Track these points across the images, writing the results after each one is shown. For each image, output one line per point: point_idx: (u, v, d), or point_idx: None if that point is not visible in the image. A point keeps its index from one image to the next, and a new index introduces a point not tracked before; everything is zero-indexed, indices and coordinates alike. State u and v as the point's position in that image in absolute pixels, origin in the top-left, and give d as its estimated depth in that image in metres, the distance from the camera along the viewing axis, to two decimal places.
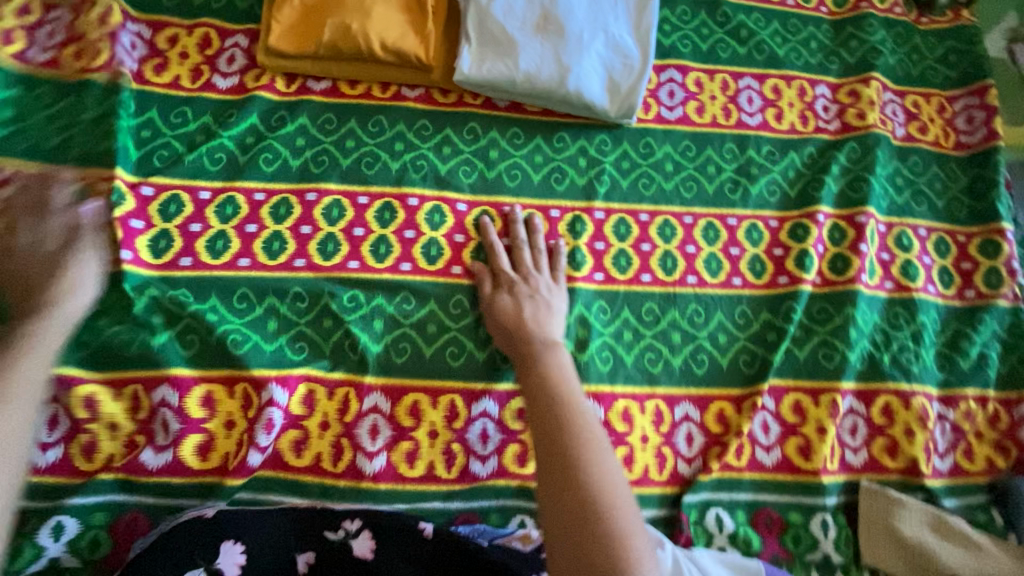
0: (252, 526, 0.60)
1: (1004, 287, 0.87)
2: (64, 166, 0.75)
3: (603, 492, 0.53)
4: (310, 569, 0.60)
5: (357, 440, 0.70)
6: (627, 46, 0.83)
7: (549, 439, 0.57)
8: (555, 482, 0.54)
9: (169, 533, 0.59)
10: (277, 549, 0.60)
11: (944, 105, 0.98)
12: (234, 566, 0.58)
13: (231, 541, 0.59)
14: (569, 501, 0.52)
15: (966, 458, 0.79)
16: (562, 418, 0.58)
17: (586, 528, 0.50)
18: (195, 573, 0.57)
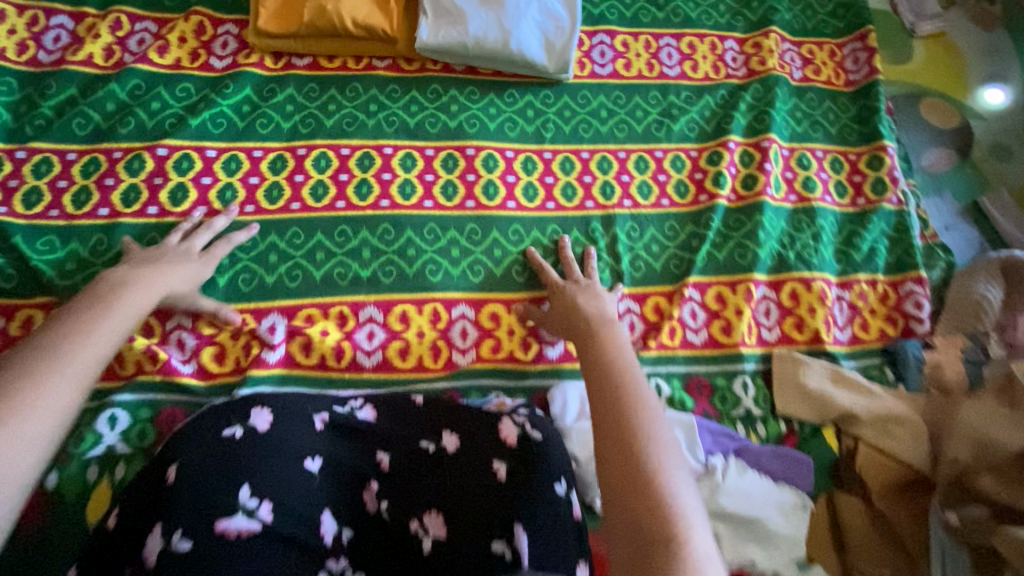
0: (275, 395, 0.72)
1: (888, 193, 1.05)
2: (90, 136, 0.89)
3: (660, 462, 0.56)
4: (327, 425, 0.72)
5: (356, 341, 0.84)
6: (558, 12, 1.00)
7: (616, 409, 0.61)
8: (614, 441, 0.58)
9: (210, 409, 0.70)
10: (297, 412, 0.71)
11: (835, 51, 1.16)
12: (264, 423, 0.68)
13: (259, 406, 0.70)
14: (618, 449, 0.57)
15: (863, 329, 0.95)
16: (626, 397, 0.63)
17: (641, 484, 0.54)
18: (233, 428, 0.67)
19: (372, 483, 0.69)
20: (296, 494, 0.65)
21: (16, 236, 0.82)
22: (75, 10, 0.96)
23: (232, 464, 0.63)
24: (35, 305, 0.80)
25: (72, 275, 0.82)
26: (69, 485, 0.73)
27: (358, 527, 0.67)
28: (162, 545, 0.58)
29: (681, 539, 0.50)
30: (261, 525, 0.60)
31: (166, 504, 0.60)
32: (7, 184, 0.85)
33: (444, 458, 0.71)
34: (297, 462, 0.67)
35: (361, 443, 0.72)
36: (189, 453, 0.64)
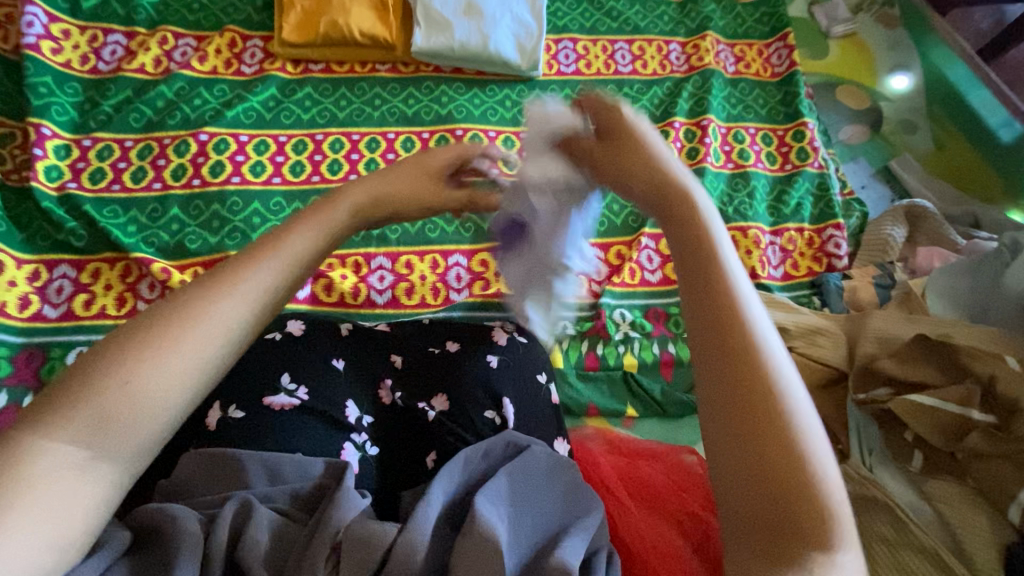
0: (308, 315, 0.90)
1: (810, 159, 1.24)
2: (144, 128, 1.08)
3: (774, 368, 0.39)
4: (350, 331, 0.89)
5: (369, 283, 1.01)
6: (528, 20, 1.21)
7: (704, 311, 0.42)
8: (711, 350, 0.40)
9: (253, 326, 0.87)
10: (324, 325, 0.88)
11: (762, 50, 1.39)
12: (296, 329, 0.86)
13: (295, 319, 0.88)
14: (745, 432, 0.37)
15: (793, 268, 1.14)
16: (722, 281, 0.42)
17: (755, 407, 0.38)
18: (273, 333, 0.85)
19: (386, 380, 0.85)
20: (324, 383, 0.80)
21: (86, 205, 0.99)
22: (128, 30, 1.17)
23: (274, 357, 0.80)
24: (102, 259, 0.96)
25: (133, 235, 0.99)
26: None
27: (378, 414, 0.83)
28: (220, 415, 0.74)
29: (816, 463, 0.36)
30: (300, 401, 0.76)
31: (225, 386, 0.77)
32: (76, 166, 1.03)
33: (445, 357, 0.86)
34: (325, 360, 0.83)
35: (376, 346, 0.88)
36: (240, 350, 0.81)
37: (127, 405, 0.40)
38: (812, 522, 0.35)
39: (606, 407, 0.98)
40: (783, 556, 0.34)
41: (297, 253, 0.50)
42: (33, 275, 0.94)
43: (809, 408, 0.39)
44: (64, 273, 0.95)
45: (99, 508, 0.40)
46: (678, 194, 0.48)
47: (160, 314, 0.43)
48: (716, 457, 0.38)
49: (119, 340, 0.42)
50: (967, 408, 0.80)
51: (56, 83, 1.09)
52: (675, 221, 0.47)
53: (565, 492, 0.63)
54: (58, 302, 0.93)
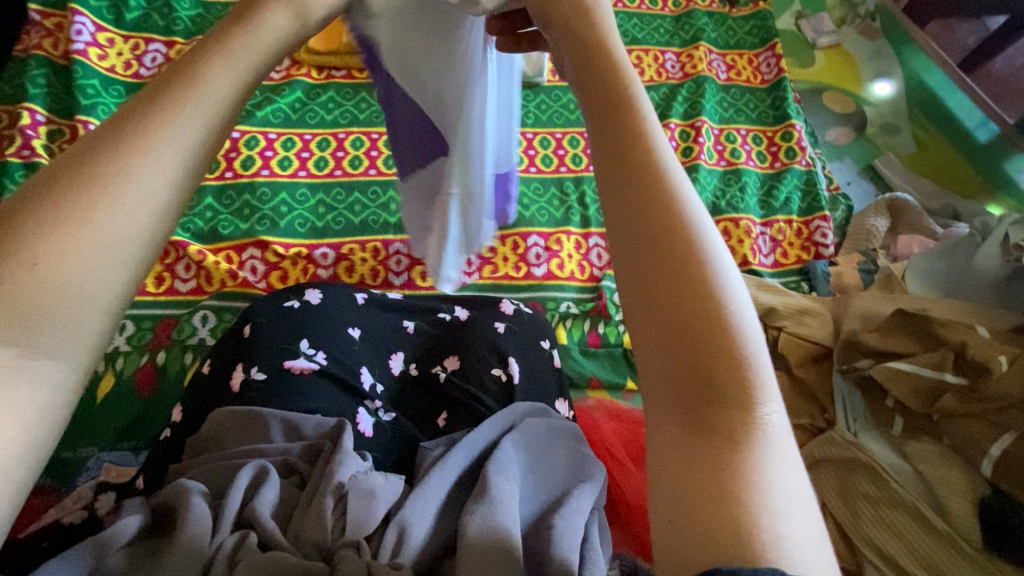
0: (326, 286, 0.97)
1: (798, 157, 1.32)
2: None
3: (708, 246, 0.37)
4: (366, 301, 0.96)
5: (387, 266, 1.10)
6: None
7: (637, 190, 0.39)
8: (643, 231, 0.38)
9: (272, 294, 0.93)
10: (341, 295, 0.95)
11: (752, 59, 1.49)
12: (314, 298, 0.92)
13: (313, 289, 0.94)
14: (680, 328, 0.35)
15: (783, 256, 1.21)
16: (661, 179, 0.39)
17: (685, 289, 0.36)
18: (292, 300, 0.91)
19: (399, 351, 0.94)
20: (342, 350, 0.87)
21: None
22: (167, 39, 1.28)
23: (295, 323, 0.87)
24: None
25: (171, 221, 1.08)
26: (171, 362, 0.94)
27: (387, 381, 0.90)
28: (243, 376, 0.81)
29: (744, 344, 0.35)
30: (318, 364, 0.82)
31: (248, 350, 0.83)
32: None
33: (457, 325, 0.95)
34: (343, 328, 0.90)
35: (391, 314, 0.98)
36: (260, 316, 0.88)
37: (46, 291, 0.32)
38: (736, 399, 0.34)
39: (608, 380, 1.04)
40: (707, 436, 0.33)
41: (221, 92, 0.40)
42: None
43: (740, 290, 0.37)
44: None
45: (46, 414, 0.32)
46: (613, 71, 0.44)
47: (63, 175, 0.35)
48: (644, 342, 0.36)
49: (22, 215, 0.33)
50: (941, 372, 0.87)
51: (102, 86, 1.19)
52: (613, 99, 0.43)
53: (569, 467, 0.73)
54: None
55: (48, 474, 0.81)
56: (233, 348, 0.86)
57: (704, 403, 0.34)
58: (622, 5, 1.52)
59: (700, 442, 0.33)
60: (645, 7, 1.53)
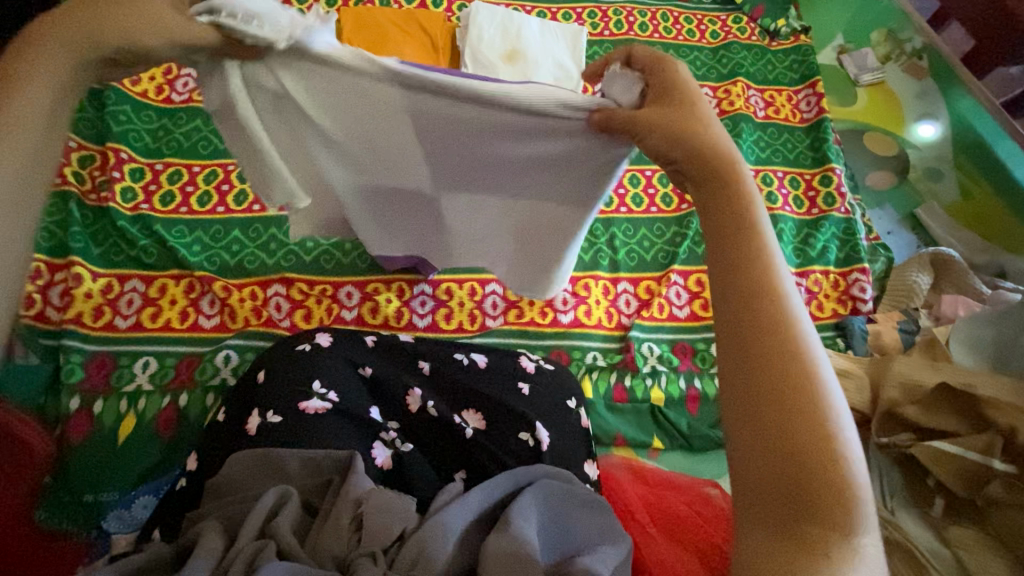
0: (336, 329, 0.94)
1: (837, 204, 1.28)
2: (209, 155, 1.17)
3: (815, 366, 0.40)
4: (376, 342, 0.91)
5: (411, 307, 1.07)
6: (567, 65, 1.29)
7: (747, 299, 0.43)
8: (753, 333, 0.42)
9: (277, 345, 0.89)
10: (350, 337, 0.91)
11: (792, 96, 1.44)
12: (324, 340, 0.89)
13: (324, 332, 0.90)
14: (781, 427, 0.39)
15: (819, 309, 1.17)
16: (770, 284, 0.43)
17: (789, 401, 0.39)
18: (303, 342, 0.88)
19: (416, 389, 0.86)
20: (354, 396, 0.83)
21: (157, 225, 1.07)
22: None
23: (307, 366, 0.83)
24: (168, 275, 1.04)
25: (198, 253, 1.07)
26: (193, 404, 0.93)
27: (402, 420, 0.85)
28: (260, 421, 0.77)
29: (848, 461, 0.38)
30: (331, 403, 0.80)
31: (263, 394, 0.80)
32: (148, 188, 1.12)
33: (477, 368, 0.90)
34: (352, 370, 0.86)
35: (403, 357, 0.90)
36: (274, 361, 0.84)
37: None
38: (839, 518, 0.36)
39: (633, 438, 1.01)
40: (801, 550, 0.36)
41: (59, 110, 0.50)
42: (106, 288, 1.01)
43: (841, 406, 0.40)
44: (133, 287, 1.02)
45: None
46: (735, 194, 0.49)
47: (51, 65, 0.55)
48: (740, 434, 0.40)
49: None
50: (988, 458, 0.84)
51: (133, 111, 1.18)
52: (741, 216, 0.48)
53: (598, 527, 0.67)
54: (128, 314, 1.00)
55: (70, 518, 0.84)
56: (243, 395, 0.82)
57: (797, 506, 0.37)
58: (658, 35, 1.48)
59: (795, 547, 0.36)
60: (682, 39, 1.49)
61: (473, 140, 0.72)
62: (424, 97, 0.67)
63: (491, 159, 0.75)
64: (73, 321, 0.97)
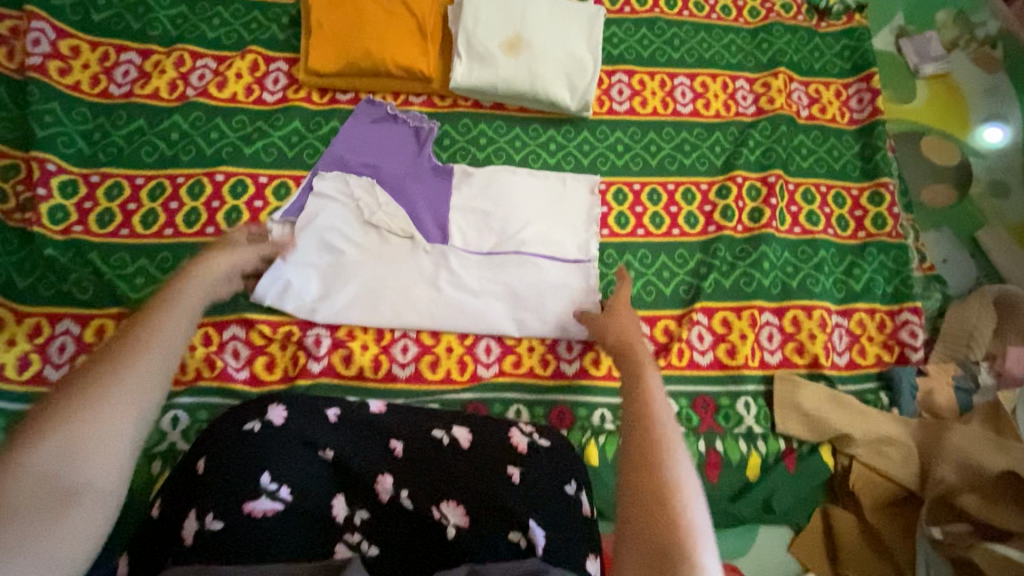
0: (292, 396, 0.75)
1: (887, 227, 1.11)
2: (153, 164, 0.99)
3: (676, 466, 0.64)
4: (340, 418, 0.75)
5: (391, 354, 0.93)
6: (580, 56, 1.09)
7: (640, 427, 0.69)
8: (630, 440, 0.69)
9: (224, 417, 0.73)
10: (308, 410, 0.74)
11: (840, 91, 1.23)
12: (278, 417, 0.71)
13: (277, 404, 0.73)
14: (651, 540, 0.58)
15: (860, 355, 1.02)
16: (650, 416, 0.70)
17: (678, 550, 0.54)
18: (252, 422, 0.71)
19: (386, 477, 0.72)
20: (315, 488, 0.69)
21: (93, 253, 0.92)
22: (143, 47, 1.06)
23: (256, 453, 0.68)
24: (107, 315, 0.89)
25: (140, 288, 0.92)
26: (136, 474, 0.81)
27: (372, 508, 0.71)
28: (197, 527, 0.63)
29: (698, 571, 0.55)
30: (284, 504, 0.66)
31: (202, 490, 0.65)
32: (83, 206, 0.95)
33: (458, 449, 0.75)
34: (310, 453, 0.70)
35: (373, 437, 0.75)
36: (216, 445, 0.68)
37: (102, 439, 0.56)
38: None
39: None
40: None
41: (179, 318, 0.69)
42: (35, 332, 0.87)
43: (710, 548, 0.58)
44: (66, 329, 0.88)
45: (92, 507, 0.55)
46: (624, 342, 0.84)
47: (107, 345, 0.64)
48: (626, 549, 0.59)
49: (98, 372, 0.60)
50: None
51: (63, 109, 0.99)
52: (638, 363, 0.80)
53: None
54: (60, 362, 0.86)
55: None
56: (182, 487, 0.67)
57: None
58: (688, 13, 1.26)
59: None
60: (716, 18, 1.27)
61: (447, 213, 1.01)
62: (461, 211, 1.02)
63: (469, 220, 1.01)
64: None
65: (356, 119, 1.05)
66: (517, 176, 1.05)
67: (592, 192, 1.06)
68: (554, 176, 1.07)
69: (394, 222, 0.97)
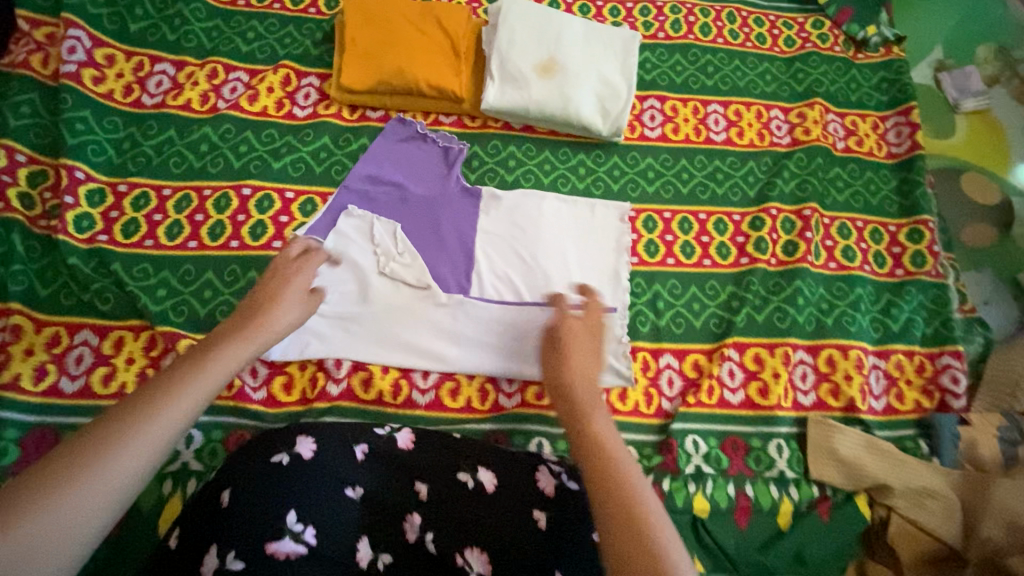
0: (320, 429, 0.74)
1: (927, 266, 1.07)
2: (179, 176, 0.98)
3: (635, 479, 0.61)
4: (367, 455, 0.73)
5: (412, 379, 0.90)
6: (614, 81, 1.08)
7: (592, 443, 0.65)
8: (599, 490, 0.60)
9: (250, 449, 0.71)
10: (337, 443, 0.73)
11: (878, 124, 1.20)
12: (307, 450, 0.70)
13: (306, 436, 0.72)
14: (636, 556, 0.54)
15: (897, 399, 0.98)
16: (592, 432, 0.66)
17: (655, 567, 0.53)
18: (281, 454, 0.69)
19: (414, 515, 0.70)
20: (341, 527, 0.66)
21: (115, 263, 0.91)
22: (177, 59, 1.06)
23: (282, 486, 0.65)
24: (126, 327, 0.88)
25: (161, 300, 0.90)
26: (146, 494, 0.79)
27: (397, 553, 0.68)
28: (217, 565, 0.59)
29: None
30: (307, 547, 0.62)
31: (224, 524, 0.62)
32: (109, 215, 0.94)
33: (482, 491, 0.72)
34: (337, 490, 0.68)
35: (398, 475, 0.73)
36: (242, 477, 0.67)
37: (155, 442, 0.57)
38: None
39: None
40: None
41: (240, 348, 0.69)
42: (53, 341, 0.86)
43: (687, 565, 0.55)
44: (84, 340, 0.86)
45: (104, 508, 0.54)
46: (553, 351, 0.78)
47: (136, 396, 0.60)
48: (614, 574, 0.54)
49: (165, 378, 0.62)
50: None
51: (95, 118, 0.98)
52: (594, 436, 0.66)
53: None
54: (77, 374, 0.85)
55: None
56: (202, 520, 0.65)
57: None
58: (723, 41, 1.25)
59: None
60: (751, 46, 1.25)
61: (474, 235, 0.99)
62: (486, 234, 0.99)
63: (494, 245, 0.99)
64: (8, 385, 0.82)
65: (384, 137, 1.04)
66: (543, 200, 1.03)
67: (621, 220, 1.04)
68: (580, 201, 1.04)
69: (411, 272, 0.94)
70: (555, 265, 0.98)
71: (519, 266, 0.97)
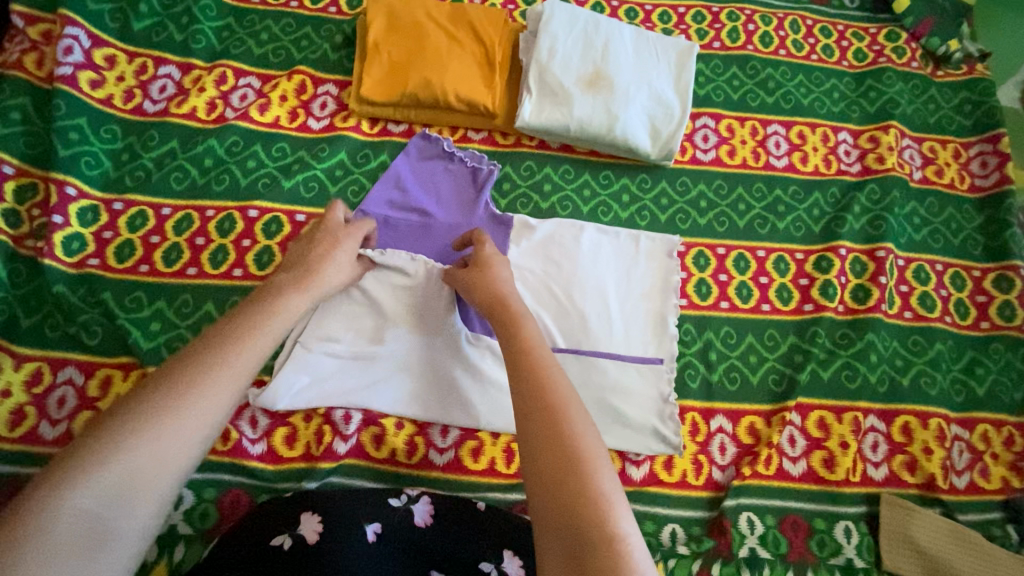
0: (325, 499, 0.65)
1: (1017, 320, 0.94)
2: (181, 193, 0.89)
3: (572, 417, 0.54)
4: (379, 537, 0.63)
5: (429, 436, 0.80)
6: (666, 98, 0.96)
7: (530, 381, 0.57)
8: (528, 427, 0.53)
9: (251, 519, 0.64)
10: (347, 520, 0.63)
11: (960, 151, 1.07)
12: (313, 532, 0.61)
13: (310, 511, 0.63)
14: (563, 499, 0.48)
15: (983, 477, 0.85)
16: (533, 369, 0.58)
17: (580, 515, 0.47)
18: (281, 537, 0.60)
19: None
20: None
21: (107, 292, 0.82)
22: (182, 61, 0.96)
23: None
24: (115, 365, 0.79)
25: (155, 335, 0.81)
26: None
27: None
28: None
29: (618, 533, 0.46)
30: None
31: None
32: (102, 236, 0.85)
33: None
34: None
35: (413, 564, 0.63)
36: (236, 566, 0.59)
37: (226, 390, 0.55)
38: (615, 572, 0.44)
39: None
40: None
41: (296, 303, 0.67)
42: (34, 379, 0.77)
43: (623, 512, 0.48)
44: (68, 378, 0.77)
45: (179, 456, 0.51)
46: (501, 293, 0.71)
47: (181, 361, 0.55)
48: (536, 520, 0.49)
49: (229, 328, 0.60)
50: None
51: (91, 126, 0.89)
52: (552, 409, 0.54)
53: None
54: (58, 418, 0.76)
55: None
56: None
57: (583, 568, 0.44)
58: (785, 52, 1.11)
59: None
60: (816, 59, 1.12)
61: None
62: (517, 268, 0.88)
63: (525, 280, 0.87)
64: None
65: (406, 155, 0.93)
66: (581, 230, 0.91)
67: (669, 256, 0.92)
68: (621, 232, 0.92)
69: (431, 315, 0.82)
70: (593, 305, 0.87)
71: (553, 304, 0.86)
